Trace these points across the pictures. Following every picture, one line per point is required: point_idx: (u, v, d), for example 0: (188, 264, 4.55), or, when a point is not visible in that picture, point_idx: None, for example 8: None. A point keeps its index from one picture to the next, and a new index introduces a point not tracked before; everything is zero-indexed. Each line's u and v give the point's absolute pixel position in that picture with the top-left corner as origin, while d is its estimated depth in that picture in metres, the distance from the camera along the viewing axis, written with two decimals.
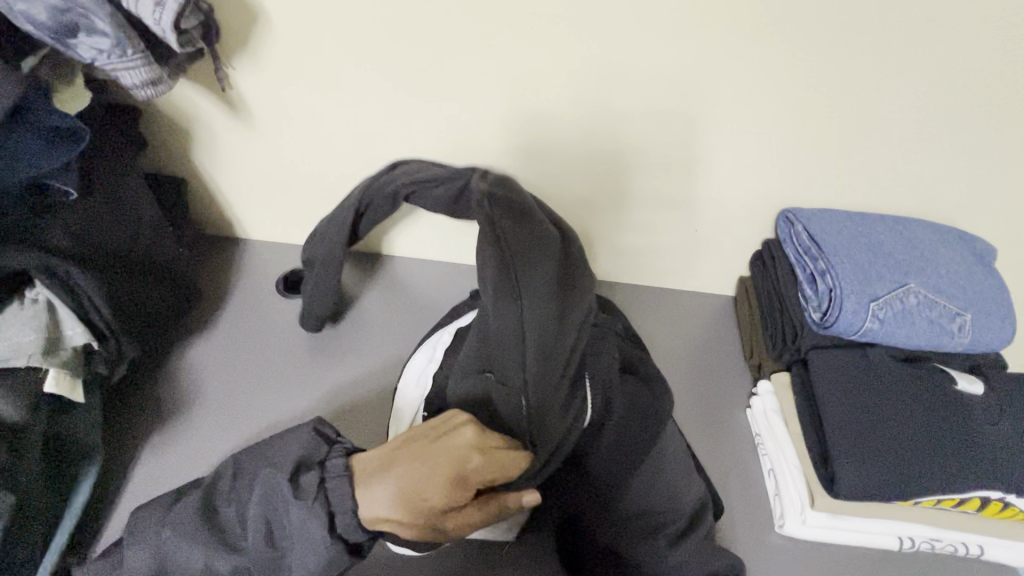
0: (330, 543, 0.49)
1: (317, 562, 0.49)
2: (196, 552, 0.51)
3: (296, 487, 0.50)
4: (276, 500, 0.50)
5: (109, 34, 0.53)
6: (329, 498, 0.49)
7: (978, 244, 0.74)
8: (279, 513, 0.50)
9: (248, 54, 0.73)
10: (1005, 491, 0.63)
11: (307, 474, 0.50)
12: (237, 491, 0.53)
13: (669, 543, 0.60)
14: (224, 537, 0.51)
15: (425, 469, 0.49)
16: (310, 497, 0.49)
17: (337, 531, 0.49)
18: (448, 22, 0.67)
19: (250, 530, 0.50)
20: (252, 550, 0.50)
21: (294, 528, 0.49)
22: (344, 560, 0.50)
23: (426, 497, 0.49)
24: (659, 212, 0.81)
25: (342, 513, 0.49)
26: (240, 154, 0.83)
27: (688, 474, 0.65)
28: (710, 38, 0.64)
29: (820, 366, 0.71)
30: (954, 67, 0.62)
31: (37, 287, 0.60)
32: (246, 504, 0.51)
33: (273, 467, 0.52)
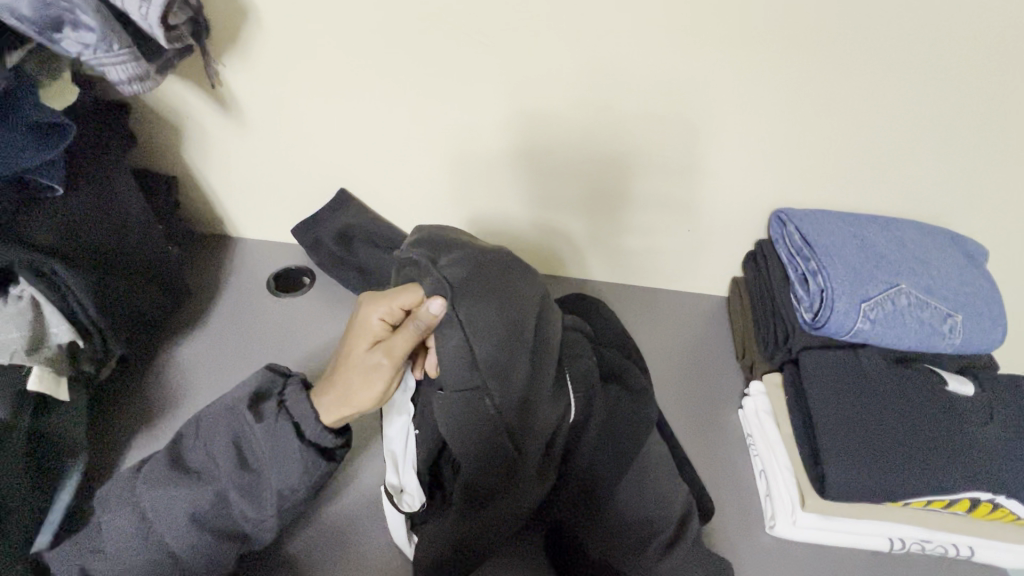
0: (302, 449, 0.52)
1: (296, 473, 0.52)
2: (172, 499, 0.53)
3: (259, 413, 0.53)
4: (244, 426, 0.53)
5: (95, 28, 0.52)
6: (293, 412, 0.53)
7: (970, 246, 0.74)
8: (248, 433, 0.53)
9: (238, 51, 0.72)
10: (996, 492, 0.63)
11: (266, 402, 0.54)
12: (204, 436, 0.55)
13: (658, 554, 0.59)
14: (197, 476, 0.54)
15: (351, 349, 0.57)
16: (274, 417, 0.52)
17: (306, 437, 0.53)
18: (439, 19, 0.66)
19: (220, 461, 0.53)
20: (228, 475, 0.53)
21: (264, 449, 0.52)
22: (318, 466, 0.53)
23: (353, 381, 0.54)
24: (651, 212, 0.81)
25: (303, 419, 0.53)
26: (231, 151, 0.83)
27: (671, 469, 0.64)
28: (702, 37, 0.64)
29: (811, 367, 0.71)
30: (946, 67, 0.62)
31: (23, 285, 0.59)
32: (215, 439, 0.54)
33: (230, 402, 0.55)
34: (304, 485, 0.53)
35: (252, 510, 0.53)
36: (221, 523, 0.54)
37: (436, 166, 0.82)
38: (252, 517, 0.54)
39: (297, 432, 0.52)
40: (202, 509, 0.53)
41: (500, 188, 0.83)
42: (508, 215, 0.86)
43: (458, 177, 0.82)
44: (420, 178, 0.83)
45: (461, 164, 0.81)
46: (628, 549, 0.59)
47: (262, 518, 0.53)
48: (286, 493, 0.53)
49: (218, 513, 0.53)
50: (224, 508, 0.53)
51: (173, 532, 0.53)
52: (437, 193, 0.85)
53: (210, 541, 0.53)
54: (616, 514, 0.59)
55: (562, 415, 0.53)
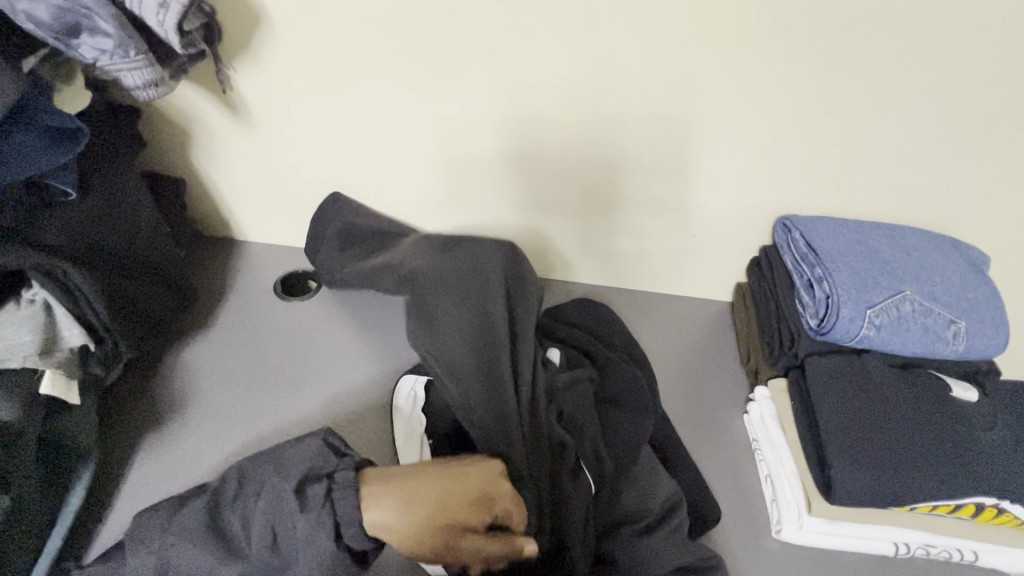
0: (335, 551, 0.48)
1: (324, 572, 0.48)
2: (193, 560, 0.49)
3: (303, 500, 0.49)
4: (283, 508, 0.50)
5: (112, 33, 0.53)
6: (338, 508, 0.49)
7: (972, 253, 0.75)
8: (287, 522, 0.49)
9: (249, 56, 0.73)
10: (999, 497, 0.64)
11: (312, 487, 0.50)
12: (241, 502, 0.51)
13: (652, 519, 0.63)
14: (228, 545, 0.50)
15: (448, 486, 0.50)
16: (319, 508, 0.49)
17: (343, 541, 0.49)
18: (451, 26, 0.67)
19: (255, 539, 0.49)
20: (257, 556, 0.49)
21: (301, 544, 0.49)
22: (348, 574, 0.49)
23: (425, 521, 0.48)
24: (657, 218, 0.82)
25: (348, 521, 0.48)
26: (240, 155, 0.83)
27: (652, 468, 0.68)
28: (708, 46, 0.65)
29: (817, 372, 0.71)
30: (949, 78, 0.64)
31: (36, 288, 0.60)
32: (249, 512, 0.50)
33: (277, 481, 0.51)
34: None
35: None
36: None
37: (445, 172, 0.82)
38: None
39: (336, 532, 0.48)
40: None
41: (507, 194, 0.83)
42: (514, 221, 0.87)
43: (464, 184, 0.83)
44: (428, 183, 0.84)
45: (468, 170, 0.81)
46: (628, 499, 0.64)
47: None
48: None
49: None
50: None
51: None
52: (445, 199, 0.85)
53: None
54: (630, 521, 0.63)
55: (576, 377, 0.70)
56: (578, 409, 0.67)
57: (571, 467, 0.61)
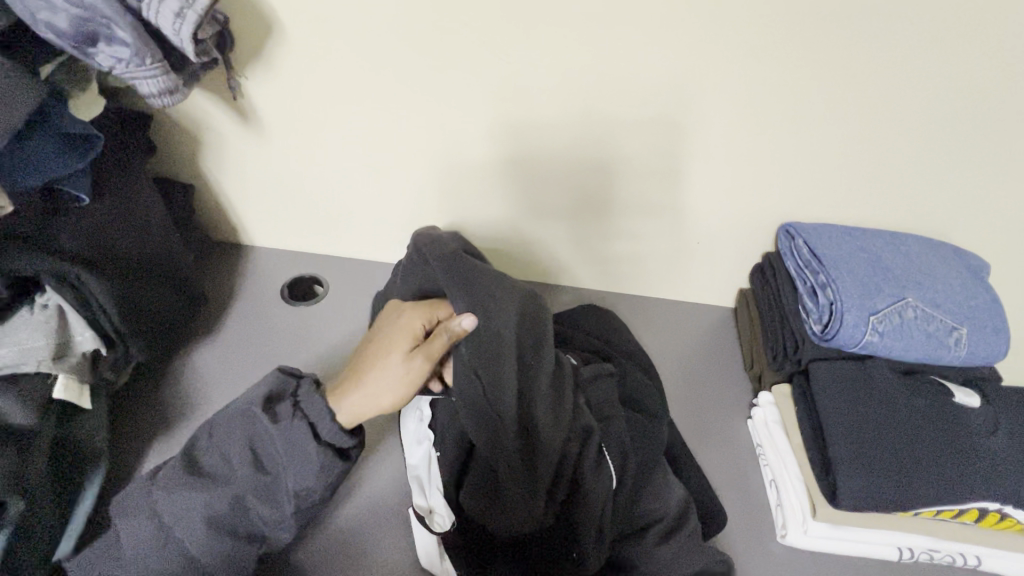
0: (317, 448, 0.52)
1: (312, 472, 0.52)
2: (189, 500, 0.53)
3: (272, 415, 0.53)
4: (256, 427, 0.53)
5: (129, 43, 0.53)
6: (307, 412, 0.53)
7: (973, 260, 0.76)
8: (263, 436, 0.53)
9: (261, 64, 0.73)
10: (1003, 502, 0.65)
11: (279, 404, 0.53)
12: (217, 440, 0.55)
13: (658, 532, 0.63)
14: (214, 479, 0.54)
15: (381, 356, 0.56)
16: (289, 418, 0.52)
17: (322, 439, 0.53)
18: (461, 36, 0.68)
19: (238, 465, 0.53)
20: (244, 477, 0.53)
21: (280, 452, 0.53)
22: (334, 466, 0.53)
23: (386, 380, 0.55)
24: (662, 224, 0.83)
25: (320, 418, 0.52)
26: (248, 161, 0.84)
27: (662, 468, 0.66)
28: (716, 56, 0.66)
29: (821, 378, 0.72)
30: (951, 89, 0.65)
31: (49, 293, 0.60)
32: (227, 440, 0.54)
33: (243, 406, 0.54)
34: (320, 485, 0.53)
35: (268, 508, 0.53)
36: (238, 524, 0.54)
37: (452, 178, 0.83)
38: (266, 517, 0.54)
39: (313, 432, 0.53)
40: (217, 510, 0.53)
41: (513, 199, 0.84)
42: (519, 225, 0.87)
43: (471, 189, 0.84)
44: (435, 189, 0.85)
45: (475, 175, 0.82)
46: (652, 501, 0.63)
47: (279, 517, 0.54)
48: (301, 494, 0.53)
49: (233, 514, 0.54)
50: (241, 509, 0.54)
51: (188, 533, 0.53)
52: (451, 204, 0.86)
53: (225, 540, 0.54)
54: (647, 525, 0.63)
55: (602, 373, 0.67)
56: (603, 405, 0.64)
57: (591, 464, 0.57)
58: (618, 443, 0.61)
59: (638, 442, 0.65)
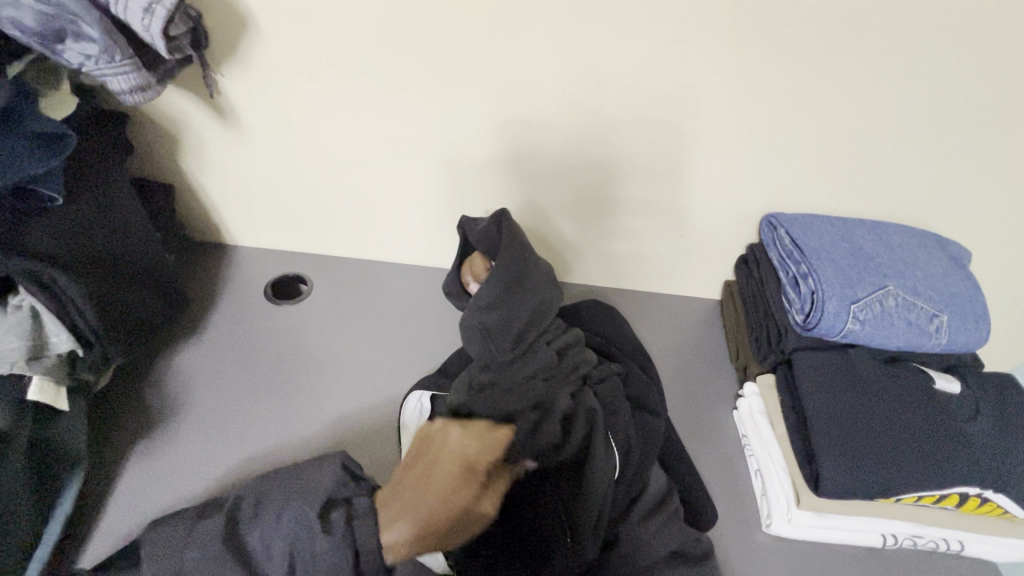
0: None
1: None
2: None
3: (327, 524, 0.51)
4: (308, 528, 0.51)
5: (97, 38, 0.53)
6: (358, 536, 0.51)
7: (953, 248, 0.76)
8: (307, 544, 0.51)
9: (237, 61, 0.73)
10: (983, 487, 0.65)
11: (334, 511, 0.52)
12: (264, 519, 0.52)
13: (639, 516, 0.62)
14: (248, 561, 0.50)
15: (440, 481, 0.54)
16: (343, 530, 0.51)
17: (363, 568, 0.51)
18: (439, 30, 0.68)
19: (275, 555, 0.51)
20: (280, 563, 0.50)
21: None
22: None
23: (443, 514, 0.53)
24: (646, 218, 0.83)
25: (358, 544, 0.51)
26: (228, 160, 0.83)
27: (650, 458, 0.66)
28: (693, 48, 0.65)
29: (804, 367, 0.72)
30: (928, 77, 0.65)
31: (22, 294, 0.59)
32: (278, 526, 0.52)
33: (300, 503, 0.52)
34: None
35: None
36: None
37: (433, 174, 0.83)
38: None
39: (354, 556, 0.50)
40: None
41: (497, 195, 0.84)
42: None
43: (455, 187, 0.84)
44: (416, 185, 0.84)
45: (458, 171, 0.82)
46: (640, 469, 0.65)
47: None
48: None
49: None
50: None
51: None
52: (434, 200, 0.86)
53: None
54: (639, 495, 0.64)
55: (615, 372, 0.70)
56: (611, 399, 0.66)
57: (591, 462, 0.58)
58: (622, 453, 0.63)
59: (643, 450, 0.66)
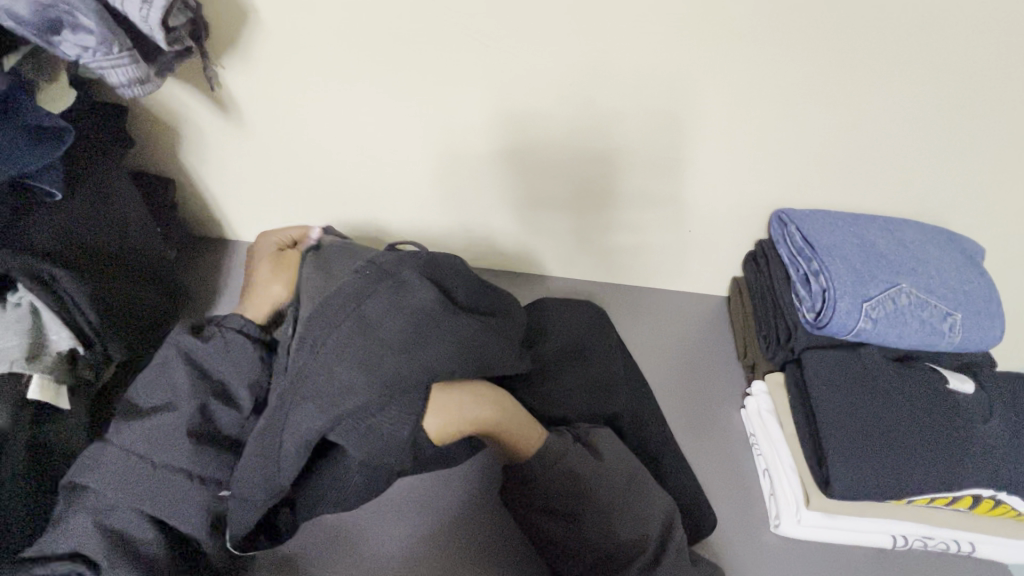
0: (252, 344, 0.62)
1: (254, 360, 0.61)
2: (158, 428, 0.56)
3: (202, 337, 0.61)
4: (189, 351, 0.60)
5: (94, 30, 0.52)
6: (231, 323, 0.62)
7: (967, 245, 0.75)
8: (198, 352, 0.60)
9: (237, 53, 0.71)
10: (996, 489, 0.64)
11: (206, 328, 0.62)
12: (160, 376, 0.59)
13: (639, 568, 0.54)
14: (164, 407, 0.57)
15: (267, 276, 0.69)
16: (217, 333, 0.61)
17: (251, 336, 0.63)
18: (444, 22, 0.66)
19: (182, 384, 0.58)
20: (196, 386, 0.58)
21: (218, 353, 0.60)
22: (269, 352, 0.63)
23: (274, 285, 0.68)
24: (653, 214, 0.82)
25: (246, 327, 0.63)
26: (228, 153, 0.82)
27: (609, 511, 0.55)
28: (705, 39, 0.64)
29: (815, 366, 0.71)
30: (947, 70, 0.63)
31: (21, 292, 0.59)
32: (172, 376, 0.59)
33: (168, 340, 0.61)
34: (265, 376, 0.61)
35: (233, 408, 0.59)
36: (209, 431, 0.58)
37: (438, 168, 0.81)
38: (229, 416, 0.59)
39: (246, 336, 0.62)
40: (186, 424, 0.56)
41: (501, 189, 0.83)
42: (505, 214, 0.86)
43: (458, 181, 0.82)
44: (419, 179, 0.83)
45: (461, 165, 0.80)
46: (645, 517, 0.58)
47: (244, 411, 0.59)
48: (245, 351, 0.61)
49: (202, 423, 0.57)
50: (208, 418, 0.58)
51: (169, 454, 0.55)
52: (437, 195, 0.85)
53: (209, 449, 0.56)
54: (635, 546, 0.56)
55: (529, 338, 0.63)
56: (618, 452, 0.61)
57: (546, 488, 0.55)
58: (563, 478, 0.55)
59: (583, 489, 0.55)
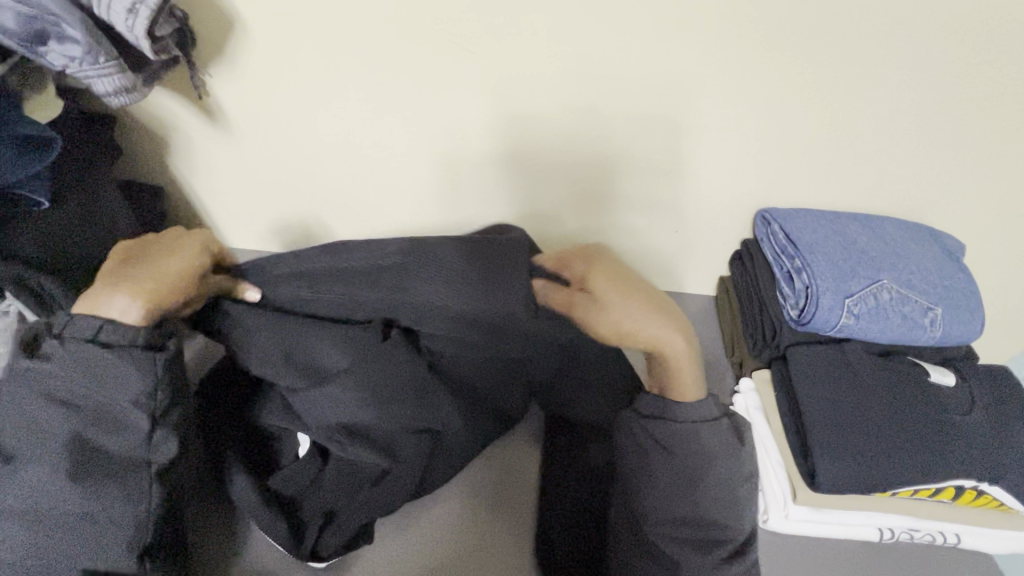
0: (110, 352, 0.55)
1: (127, 367, 0.54)
2: (34, 473, 0.52)
3: (35, 359, 0.54)
4: (35, 375, 0.54)
5: (80, 41, 0.52)
6: (74, 335, 0.55)
7: (947, 240, 0.76)
8: (55, 378, 0.54)
9: (224, 62, 0.72)
10: (979, 479, 0.65)
11: (38, 347, 0.55)
12: (24, 412, 0.53)
13: (714, 563, 0.59)
14: (33, 448, 0.53)
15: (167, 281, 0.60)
16: (54, 354, 0.54)
17: (122, 343, 0.55)
18: (428, 28, 0.67)
19: (54, 416, 0.53)
20: (69, 419, 0.53)
21: (69, 375, 0.54)
22: (149, 357, 0.56)
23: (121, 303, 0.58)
24: (639, 216, 0.83)
25: (99, 333, 0.55)
26: (217, 161, 0.83)
27: (688, 485, 0.60)
28: (684, 43, 0.65)
29: (800, 362, 0.72)
30: (922, 70, 0.64)
31: (8, 300, 0.61)
32: (40, 416, 0.53)
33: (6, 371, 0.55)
34: (149, 378, 0.55)
35: (115, 433, 0.54)
36: (96, 463, 0.53)
37: (425, 173, 0.82)
38: (117, 441, 0.54)
39: (103, 344, 0.55)
40: (67, 460, 0.52)
41: (489, 192, 0.84)
42: (495, 217, 0.87)
43: (446, 185, 0.84)
44: (407, 184, 0.84)
45: (449, 170, 0.81)
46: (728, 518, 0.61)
47: (135, 433, 0.54)
48: (111, 361, 0.54)
49: (86, 453, 0.53)
50: (93, 449, 0.54)
51: (50, 495, 0.52)
52: (426, 199, 0.86)
53: (108, 481, 0.53)
54: (716, 543, 0.60)
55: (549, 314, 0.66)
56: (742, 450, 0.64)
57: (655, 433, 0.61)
58: (690, 440, 0.61)
59: (682, 455, 0.61)
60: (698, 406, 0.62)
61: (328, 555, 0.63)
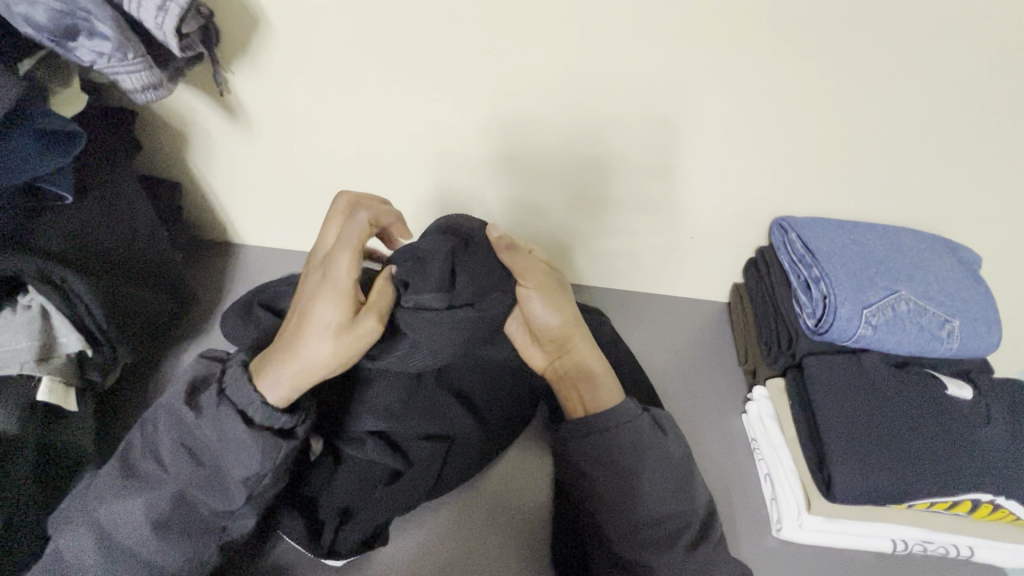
0: (250, 437, 0.51)
1: (254, 457, 0.51)
2: (127, 505, 0.53)
3: (194, 407, 0.53)
4: (183, 424, 0.53)
5: (110, 37, 0.52)
6: (234, 398, 0.52)
7: (965, 253, 0.76)
8: (190, 432, 0.53)
9: (247, 59, 0.72)
10: (996, 493, 0.65)
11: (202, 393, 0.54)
12: (149, 441, 0.55)
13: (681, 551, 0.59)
14: (142, 482, 0.53)
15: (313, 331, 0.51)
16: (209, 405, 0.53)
17: (254, 423, 0.52)
18: (454, 30, 0.67)
19: (172, 460, 0.53)
20: (182, 475, 0.53)
21: (210, 442, 0.52)
22: (276, 449, 0.52)
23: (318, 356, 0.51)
24: (658, 221, 0.83)
25: (249, 407, 0.52)
26: (236, 158, 0.83)
27: (627, 487, 0.61)
28: (711, 50, 0.65)
29: (814, 369, 0.73)
30: (948, 81, 0.64)
31: (32, 294, 0.60)
32: (165, 457, 0.53)
33: (168, 400, 0.54)
34: (266, 469, 0.52)
35: (214, 502, 0.53)
36: (187, 521, 0.53)
37: (444, 174, 0.82)
38: (214, 510, 0.53)
39: (245, 419, 0.52)
40: (162, 512, 0.53)
41: (507, 196, 0.84)
42: (511, 220, 0.87)
43: (464, 187, 0.83)
44: (426, 185, 0.84)
45: (467, 171, 0.81)
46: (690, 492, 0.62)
47: (230, 508, 0.53)
48: (242, 447, 0.51)
49: (181, 511, 0.53)
50: (187, 508, 0.53)
51: (135, 534, 0.53)
52: (443, 200, 0.86)
53: (183, 543, 0.53)
54: (681, 531, 0.60)
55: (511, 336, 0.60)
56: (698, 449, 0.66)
57: (586, 455, 0.62)
58: (625, 438, 0.61)
59: (611, 461, 0.61)
60: (616, 410, 0.62)
61: (345, 553, 0.62)
